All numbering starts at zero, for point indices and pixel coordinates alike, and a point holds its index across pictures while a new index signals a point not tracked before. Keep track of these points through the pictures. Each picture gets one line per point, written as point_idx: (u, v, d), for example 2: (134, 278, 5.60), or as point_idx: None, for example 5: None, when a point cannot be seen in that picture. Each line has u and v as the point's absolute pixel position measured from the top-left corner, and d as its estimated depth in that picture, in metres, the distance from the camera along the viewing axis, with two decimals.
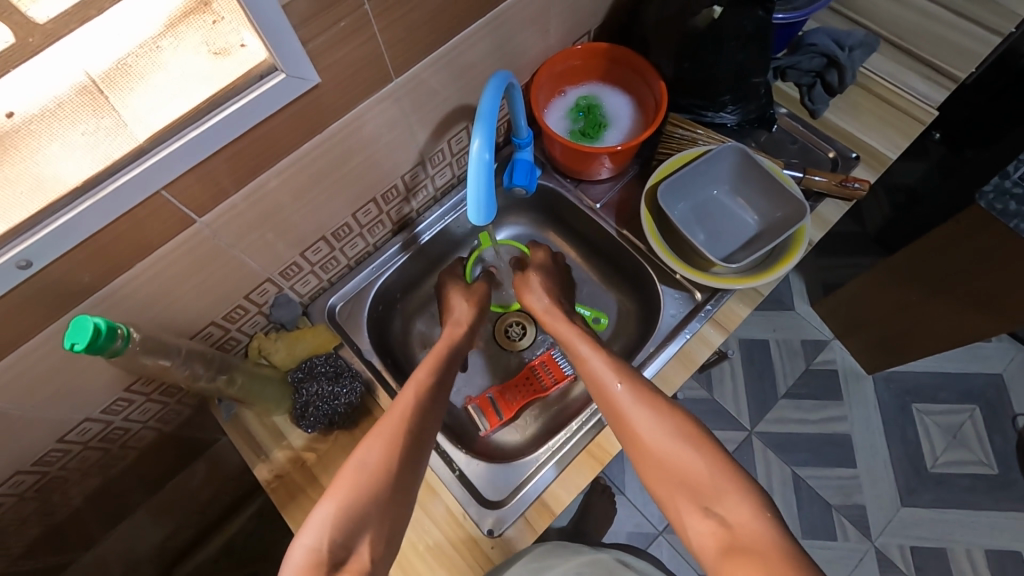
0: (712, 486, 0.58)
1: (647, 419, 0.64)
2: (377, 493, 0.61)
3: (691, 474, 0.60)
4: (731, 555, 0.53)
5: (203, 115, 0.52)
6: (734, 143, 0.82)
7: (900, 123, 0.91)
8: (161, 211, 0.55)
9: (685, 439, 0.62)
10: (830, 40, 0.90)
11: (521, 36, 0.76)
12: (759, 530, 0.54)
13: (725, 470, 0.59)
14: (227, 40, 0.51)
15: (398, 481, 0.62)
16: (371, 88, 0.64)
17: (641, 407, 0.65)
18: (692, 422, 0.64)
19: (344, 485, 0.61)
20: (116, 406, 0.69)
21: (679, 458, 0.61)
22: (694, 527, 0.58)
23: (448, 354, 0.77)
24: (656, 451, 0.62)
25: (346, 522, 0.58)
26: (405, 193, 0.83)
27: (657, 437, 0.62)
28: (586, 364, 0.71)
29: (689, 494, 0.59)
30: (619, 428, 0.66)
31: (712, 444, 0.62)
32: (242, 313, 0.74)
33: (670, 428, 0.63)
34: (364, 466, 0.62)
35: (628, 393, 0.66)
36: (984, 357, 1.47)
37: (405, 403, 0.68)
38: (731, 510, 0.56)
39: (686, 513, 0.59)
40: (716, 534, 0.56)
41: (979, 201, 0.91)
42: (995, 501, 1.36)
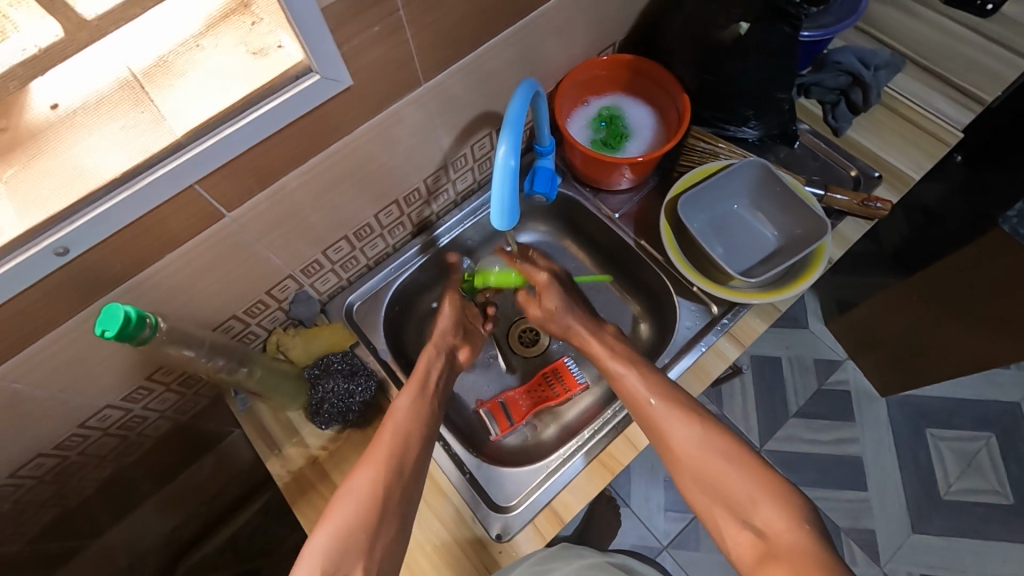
0: (748, 496, 0.59)
1: (682, 431, 0.64)
2: (366, 523, 0.61)
3: (728, 484, 0.60)
4: (768, 564, 0.53)
5: (238, 113, 0.53)
6: (757, 158, 0.82)
7: (924, 143, 0.91)
8: (193, 205, 0.56)
9: (721, 449, 0.62)
10: (855, 58, 0.90)
11: (548, 46, 0.77)
12: (797, 540, 0.54)
13: (764, 480, 0.59)
14: (263, 40, 0.53)
15: (387, 509, 0.62)
16: (399, 92, 0.65)
17: (676, 419, 0.65)
18: (729, 432, 0.64)
19: (336, 517, 0.61)
20: (136, 394, 0.70)
21: (716, 469, 0.61)
22: (733, 539, 0.58)
23: (429, 371, 0.76)
24: (692, 461, 0.62)
25: (336, 553, 0.59)
26: (426, 196, 0.84)
27: (693, 449, 0.63)
28: (617, 373, 0.71)
29: (727, 504, 0.59)
30: (653, 438, 0.66)
31: (750, 455, 0.61)
32: (262, 308, 0.76)
33: (706, 440, 0.63)
34: (353, 494, 0.62)
35: (661, 404, 0.66)
36: (1002, 383, 1.45)
37: (390, 429, 0.68)
38: (769, 521, 0.56)
39: (724, 524, 0.59)
40: (754, 544, 0.56)
41: (1002, 225, 0.88)
42: (1010, 532, 1.33)
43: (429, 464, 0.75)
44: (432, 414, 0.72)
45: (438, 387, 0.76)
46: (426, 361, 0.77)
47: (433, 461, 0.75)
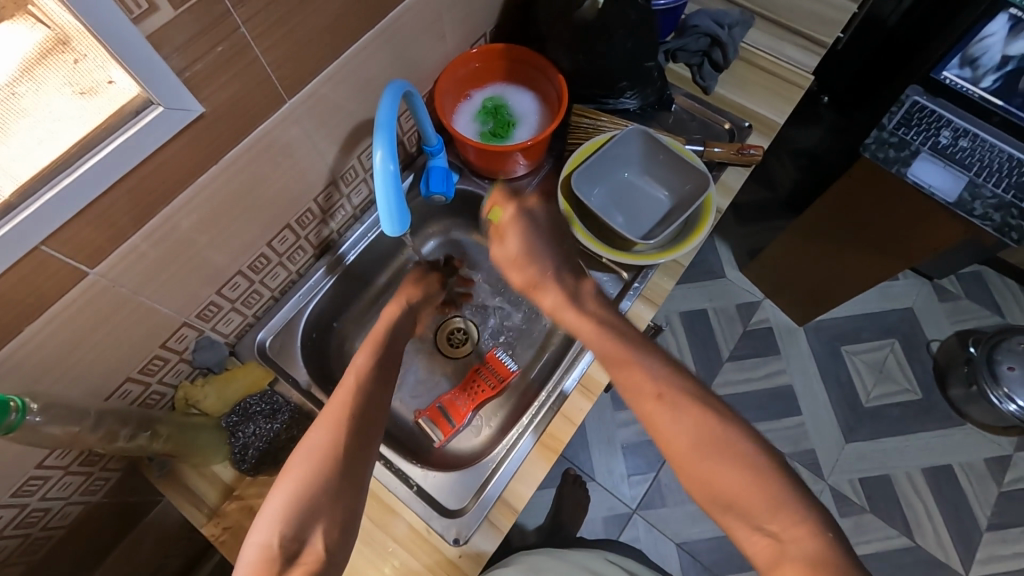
0: (764, 503, 0.51)
1: (687, 436, 0.55)
2: (324, 479, 0.57)
3: (743, 493, 0.52)
4: (784, 573, 0.48)
5: (75, 160, 0.49)
6: (637, 126, 0.86)
7: (781, 89, 0.98)
8: (45, 266, 0.50)
9: (733, 455, 0.53)
10: (711, 21, 0.96)
11: (415, 45, 0.76)
12: (817, 550, 0.48)
13: (781, 484, 0.52)
14: (93, 77, 0.49)
15: (349, 462, 0.59)
16: (265, 113, 0.62)
17: (683, 427, 0.55)
18: (745, 436, 0.55)
19: (292, 475, 0.57)
20: (29, 486, 0.63)
21: (728, 474, 0.53)
22: (746, 541, 0.52)
23: (394, 329, 0.74)
24: (699, 466, 0.54)
25: (292, 516, 0.55)
26: (321, 215, 0.81)
27: (703, 451, 0.54)
28: (615, 369, 0.60)
29: (739, 513, 0.52)
30: (656, 441, 0.57)
31: (764, 454, 0.54)
32: (161, 363, 0.70)
33: (717, 444, 0.54)
34: (311, 451, 0.59)
35: (670, 411, 0.56)
36: (895, 294, 1.61)
37: (350, 384, 0.64)
38: (788, 528, 0.50)
39: (734, 528, 0.52)
40: (770, 551, 0.50)
41: (866, 151, 1.04)
42: (924, 423, 1.48)
43: (374, 486, 0.73)
44: (390, 369, 0.69)
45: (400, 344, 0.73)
46: (387, 316, 0.76)
47: (378, 482, 0.73)
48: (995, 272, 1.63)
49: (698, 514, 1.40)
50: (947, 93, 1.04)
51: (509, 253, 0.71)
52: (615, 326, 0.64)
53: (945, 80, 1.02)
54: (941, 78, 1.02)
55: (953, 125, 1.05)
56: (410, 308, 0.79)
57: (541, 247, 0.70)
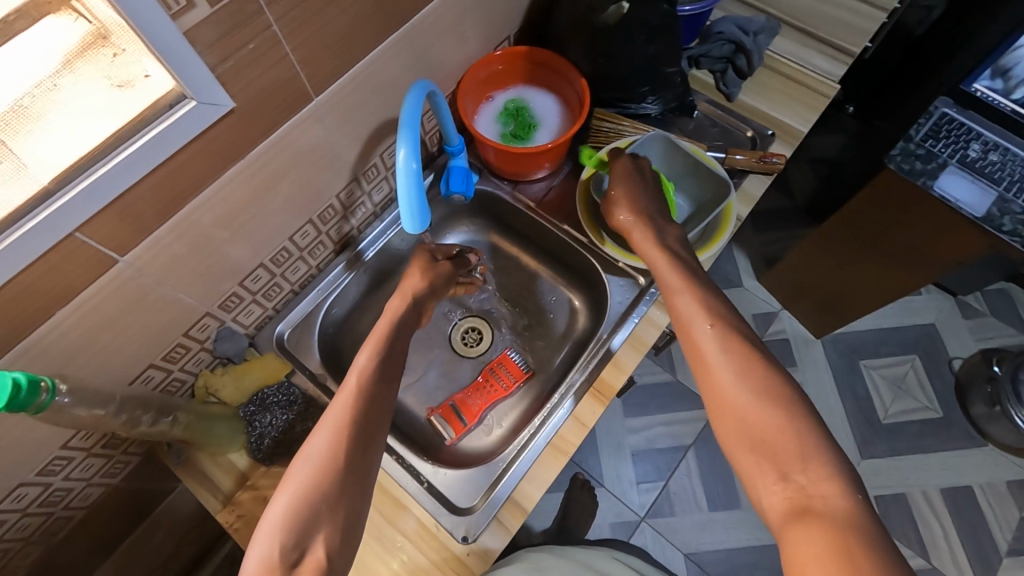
0: (794, 449, 0.50)
1: (730, 369, 0.56)
2: (324, 488, 0.56)
3: (772, 433, 0.51)
4: (803, 523, 0.47)
5: (111, 150, 0.50)
6: (659, 131, 0.85)
7: (806, 97, 0.97)
8: (78, 253, 0.52)
9: (769, 396, 0.53)
10: (736, 28, 0.96)
11: (440, 45, 0.77)
12: (842, 505, 0.47)
13: (814, 435, 0.51)
14: (130, 71, 0.50)
15: (349, 471, 0.58)
16: (291, 110, 0.63)
17: (730, 355, 0.56)
18: (786, 380, 0.55)
19: (292, 482, 0.57)
20: (54, 465, 0.65)
21: (763, 410, 0.53)
22: (766, 492, 0.50)
23: (396, 323, 0.71)
24: (735, 400, 0.54)
25: (291, 527, 0.54)
26: (342, 211, 0.82)
27: (741, 385, 0.54)
28: (673, 297, 0.63)
29: (767, 455, 0.51)
30: (698, 372, 0.58)
31: (801, 403, 0.53)
32: (183, 351, 0.72)
33: (757, 379, 0.55)
34: (311, 458, 0.58)
35: (718, 335, 0.58)
36: (916, 309, 1.58)
37: (351, 388, 0.63)
38: (815, 481, 0.49)
39: (757, 474, 0.51)
40: (790, 501, 0.49)
41: (890, 163, 1.02)
42: (943, 442, 1.45)
43: (384, 480, 0.74)
44: (393, 372, 0.67)
45: (402, 340, 0.71)
46: (412, 283, 0.76)
47: (389, 477, 0.74)
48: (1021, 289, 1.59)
49: (707, 524, 1.38)
50: (978, 105, 1.03)
51: (615, 197, 0.75)
52: (684, 263, 0.67)
53: (975, 92, 1.02)
54: (971, 89, 1.02)
55: (983, 138, 1.03)
56: (410, 300, 0.75)
57: (642, 195, 0.75)
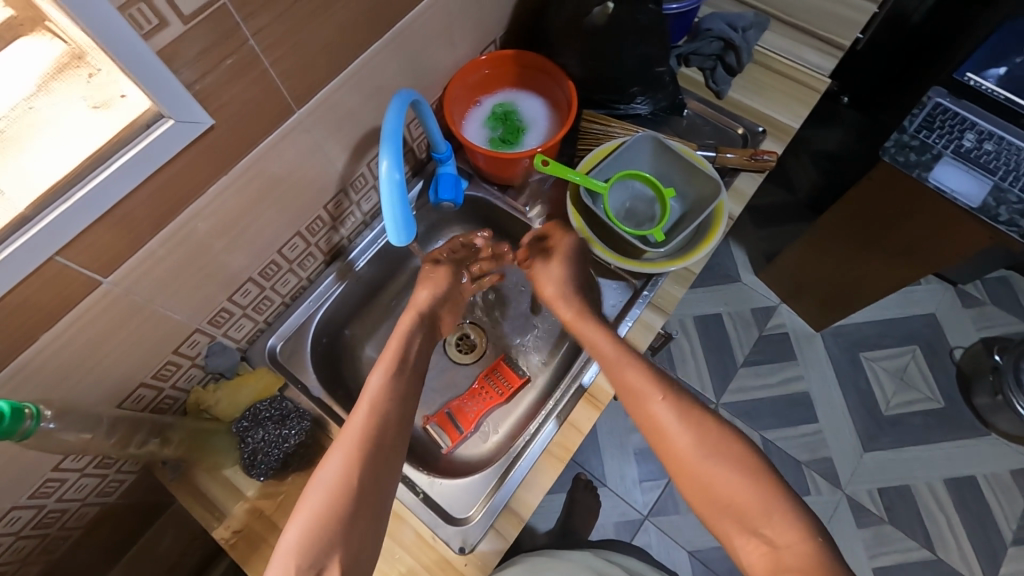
0: (757, 507, 0.57)
1: (688, 437, 0.62)
2: (339, 513, 0.58)
3: (738, 497, 0.58)
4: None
5: (88, 172, 0.49)
6: (648, 131, 0.84)
7: (797, 92, 0.96)
8: (60, 276, 0.51)
9: (726, 457, 0.60)
10: (724, 24, 0.95)
11: (424, 53, 0.76)
12: (808, 554, 0.53)
13: (775, 491, 0.58)
14: (106, 91, 0.49)
15: (363, 494, 0.60)
16: (274, 123, 0.63)
17: (685, 424, 0.63)
18: (738, 439, 0.62)
19: (307, 509, 0.58)
20: (47, 488, 0.65)
21: (726, 478, 0.59)
22: (741, 548, 0.57)
23: (408, 342, 0.74)
24: (700, 469, 0.60)
25: (307, 550, 0.55)
26: (331, 222, 0.82)
27: (704, 458, 0.60)
28: (620, 373, 0.68)
29: (734, 515, 0.58)
30: (659, 444, 0.64)
31: (759, 461, 0.60)
32: (173, 368, 0.71)
33: (714, 444, 0.61)
34: (326, 483, 0.59)
35: (671, 410, 0.64)
36: (917, 299, 1.57)
37: (365, 411, 0.65)
38: (780, 533, 0.55)
39: (731, 533, 0.58)
40: (764, 556, 0.55)
41: (885, 155, 1.01)
42: (947, 433, 1.44)
43: None
44: (408, 393, 0.69)
45: (415, 359, 0.73)
46: (420, 300, 0.79)
47: None
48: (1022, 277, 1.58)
49: None
50: (974, 96, 1.00)
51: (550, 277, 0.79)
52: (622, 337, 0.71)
53: (968, 81, 0.99)
54: (964, 79, 0.99)
55: (978, 128, 1.01)
56: (421, 316, 0.78)
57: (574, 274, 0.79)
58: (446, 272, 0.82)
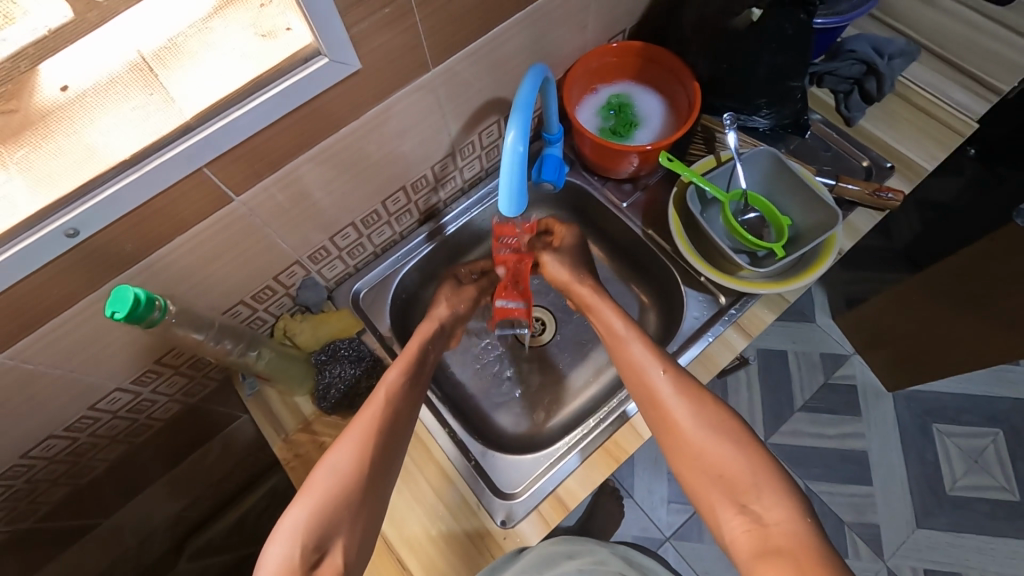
0: (748, 483, 0.58)
1: (686, 411, 0.63)
2: (347, 498, 0.60)
3: (729, 472, 0.59)
4: (765, 557, 0.53)
5: (247, 95, 0.53)
6: (768, 147, 0.81)
7: (937, 133, 0.89)
8: (202, 188, 0.56)
9: (722, 433, 0.61)
10: (870, 47, 0.89)
11: (557, 32, 0.76)
12: (795, 532, 0.54)
13: (766, 467, 0.59)
14: (274, 22, 0.52)
15: (371, 483, 0.62)
16: (408, 77, 0.65)
17: (683, 400, 0.64)
18: (733, 417, 0.63)
19: (315, 489, 0.60)
20: (145, 377, 0.70)
21: (717, 450, 0.60)
22: (726, 523, 0.58)
23: (425, 351, 0.75)
24: (694, 441, 0.61)
25: (315, 525, 0.58)
26: (433, 183, 0.84)
27: (700, 432, 0.61)
28: (626, 347, 0.70)
29: (725, 489, 0.58)
30: (653, 412, 0.65)
31: (754, 442, 0.61)
32: (270, 293, 0.76)
33: (712, 422, 0.62)
34: (336, 470, 0.61)
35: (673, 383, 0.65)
36: (1011, 381, 1.44)
37: (379, 404, 0.67)
38: (769, 511, 0.56)
39: (719, 507, 0.58)
40: (750, 531, 0.56)
41: (1018, 219, 0.91)
42: (1015, 529, 1.32)
43: (434, 451, 0.76)
44: (417, 393, 0.71)
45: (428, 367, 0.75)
46: (439, 312, 0.81)
47: (438, 447, 0.76)
48: None
49: None
50: None
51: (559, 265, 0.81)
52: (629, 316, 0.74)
53: None
54: None
55: None
56: (443, 325, 0.80)
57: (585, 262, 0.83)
58: (471, 294, 0.84)
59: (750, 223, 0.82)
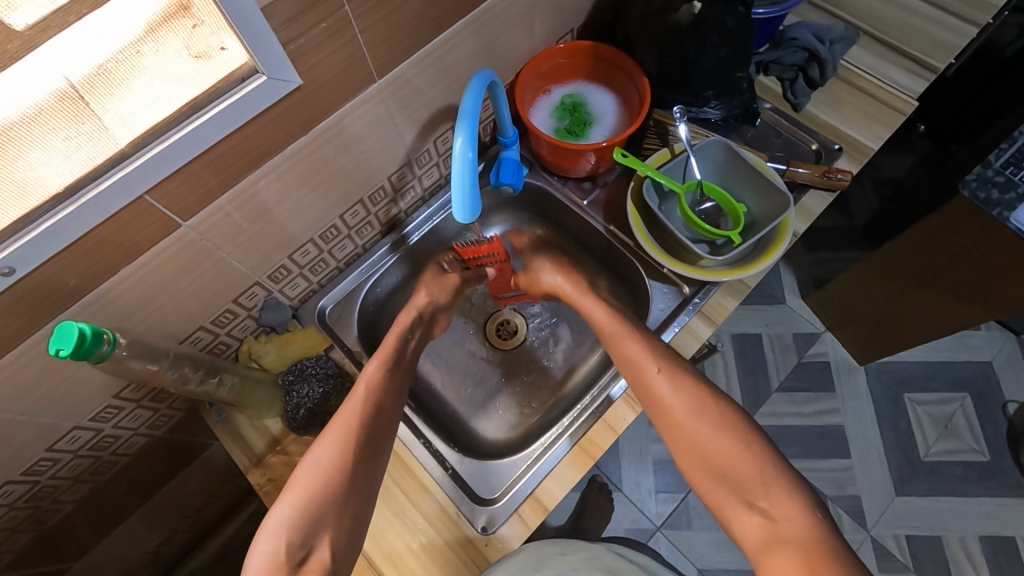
0: (754, 479, 0.60)
1: (687, 410, 0.65)
2: (332, 494, 0.60)
3: (737, 470, 0.61)
4: (775, 550, 0.56)
5: (184, 118, 0.52)
6: (720, 138, 0.82)
7: (879, 113, 0.92)
8: (146, 215, 0.54)
9: (725, 430, 0.63)
10: (811, 34, 0.91)
11: (504, 35, 0.76)
12: (803, 526, 0.56)
13: (772, 463, 0.61)
14: (207, 43, 0.51)
15: (356, 477, 0.62)
16: (354, 90, 0.64)
17: (683, 398, 0.66)
18: (740, 416, 0.65)
19: (299, 486, 0.61)
20: (105, 413, 0.69)
21: (722, 450, 0.62)
22: (737, 519, 0.60)
23: (404, 345, 0.76)
24: (698, 439, 0.64)
25: (300, 519, 0.59)
26: (392, 194, 0.83)
27: (705, 428, 0.64)
28: (624, 348, 0.71)
29: (733, 489, 0.61)
30: (656, 412, 0.67)
31: (758, 438, 0.63)
32: (230, 317, 0.74)
33: (713, 419, 0.64)
34: (320, 463, 0.62)
35: (670, 383, 0.67)
36: (974, 346, 1.49)
37: (363, 393, 0.68)
38: (776, 506, 0.58)
39: (728, 503, 0.61)
40: (760, 526, 0.58)
41: (963, 189, 0.94)
42: (988, 488, 1.37)
43: (411, 463, 0.75)
44: (400, 385, 0.72)
45: (409, 359, 0.76)
46: (419, 301, 0.82)
47: (415, 459, 0.75)
48: None
49: (724, 543, 1.35)
50: None
51: (537, 272, 0.86)
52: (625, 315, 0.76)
53: None
54: None
55: None
56: (422, 312, 0.81)
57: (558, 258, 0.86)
58: (454, 281, 0.85)
59: (707, 211, 0.84)
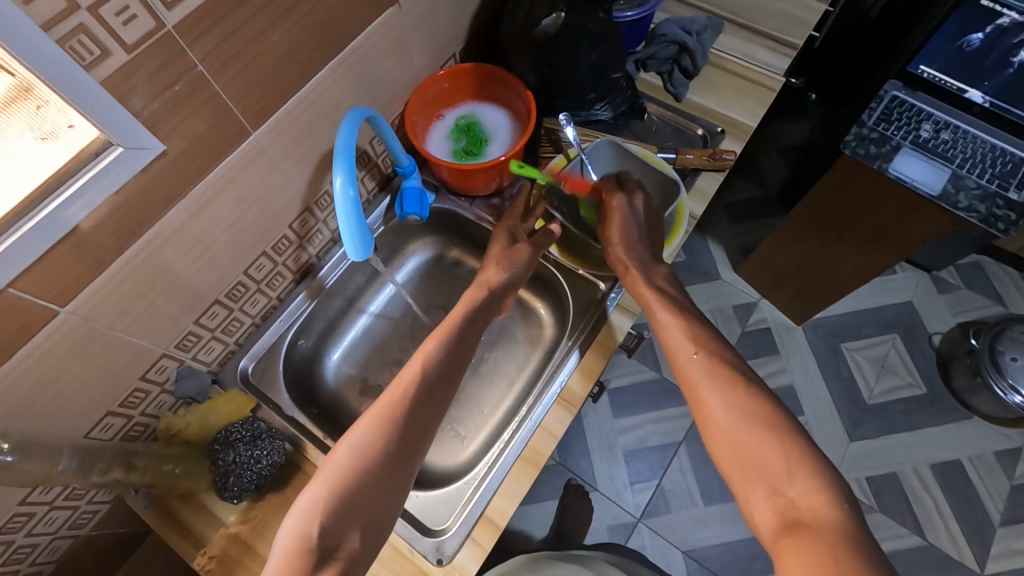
0: (781, 465, 0.52)
1: (722, 392, 0.58)
2: (366, 479, 0.55)
3: (765, 453, 0.53)
4: (792, 535, 0.47)
5: (37, 204, 0.50)
6: (608, 137, 0.85)
7: (753, 92, 0.98)
8: (13, 309, 0.51)
9: (758, 413, 0.55)
10: (678, 28, 0.97)
11: (381, 68, 0.77)
12: (832, 517, 0.48)
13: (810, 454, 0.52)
14: (53, 122, 0.49)
15: (390, 466, 0.57)
16: (229, 144, 0.63)
17: (716, 381, 0.59)
18: (775, 404, 0.56)
19: (330, 468, 0.56)
20: (14, 523, 0.64)
21: (753, 431, 0.54)
22: (759, 507, 0.51)
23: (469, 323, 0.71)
24: (727, 421, 0.56)
25: (329, 505, 0.53)
26: (297, 240, 0.82)
27: (735, 407, 0.56)
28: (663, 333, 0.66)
29: (757, 474, 0.52)
30: (687, 391, 0.61)
31: (797, 429, 0.54)
32: (142, 395, 0.71)
33: (747, 402, 0.56)
34: (356, 446, 0.57)
35: (705, 364, 0.60)
36: (893, 288, 1.60)
37: (411, 376, 0.63)
38: (804, 497, 0.49)
39: (751, 492, 0.52)
40: (782, 515, 0.49)
41: (845, 149, 1.02)
42: (931, 417, 1.46)
43: None
44: (455, 372, 0.67)
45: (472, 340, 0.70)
46: (488, 275, 0.75)
47: None
48: (994, 261, 1.62)
49: (704, 520, 1.38)
50: (926, 87, 1.03)
51: (612, 236, 0.75)
52: (672, 301, 0.69)
53: (922, 74, 1.01)
54: (918, 71, 1.01)
55: (934, 118, 1.03)
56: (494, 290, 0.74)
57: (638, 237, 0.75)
58: (525, 254, 0.77)
59: None
